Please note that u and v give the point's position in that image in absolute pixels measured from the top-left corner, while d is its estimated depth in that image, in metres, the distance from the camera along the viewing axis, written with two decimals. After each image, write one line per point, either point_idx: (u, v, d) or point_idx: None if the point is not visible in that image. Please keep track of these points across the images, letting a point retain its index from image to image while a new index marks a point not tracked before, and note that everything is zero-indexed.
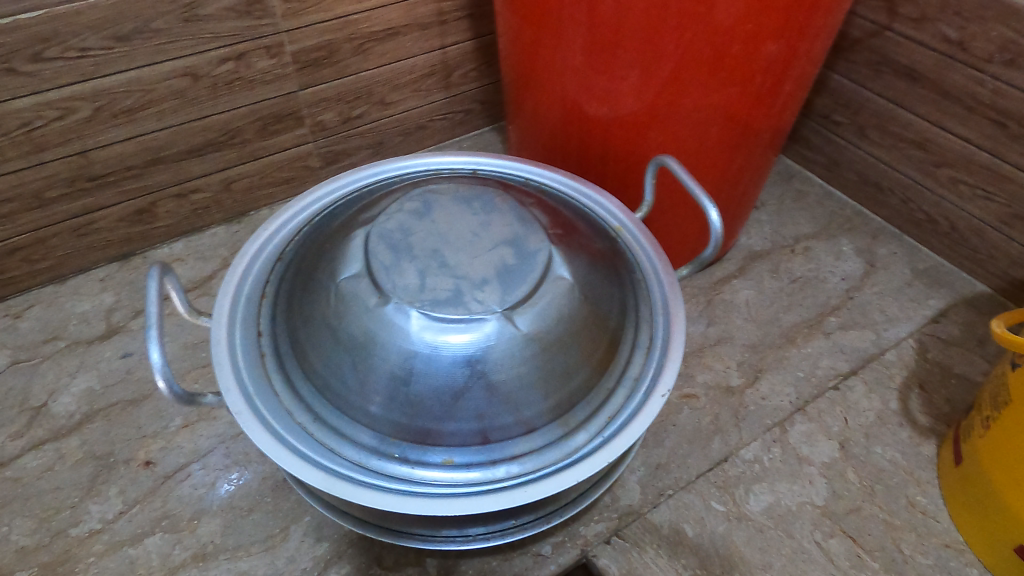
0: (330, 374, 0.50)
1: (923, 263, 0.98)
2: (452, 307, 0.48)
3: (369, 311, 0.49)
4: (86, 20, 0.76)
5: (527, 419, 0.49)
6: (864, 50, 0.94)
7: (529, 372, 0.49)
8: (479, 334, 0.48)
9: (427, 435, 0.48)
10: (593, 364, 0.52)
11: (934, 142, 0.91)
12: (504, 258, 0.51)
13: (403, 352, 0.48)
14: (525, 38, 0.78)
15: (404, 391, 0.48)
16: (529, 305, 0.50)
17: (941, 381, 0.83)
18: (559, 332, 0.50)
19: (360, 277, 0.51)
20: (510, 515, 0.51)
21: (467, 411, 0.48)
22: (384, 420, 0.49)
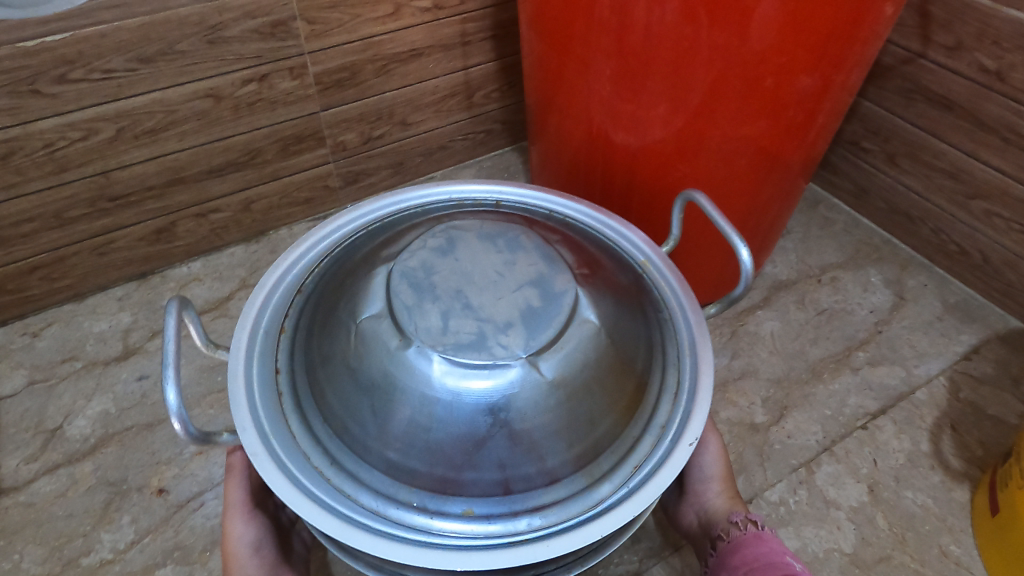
0: (348, 415, 0.49)
1: (954, 296, 0.95)
2: (475, 352, 0.47)
3: (391, 353, 0.48)
4: (111, 43, 0.76)
5: (551, 469, 0.48)
6: (897, 77, 0.92)
7: (553, 421, 0.48)
8: (503, 380, 0.47)
9: (447, 483, 0.47)
10: (618, 410, 0.50)
11: (968, 173, 0.89)
12: (529, 299, 0.50)
13: (424, 398, 0.47)
14: (551, 64, 0.76)
15: (424, 437, 0.47)
16: (554, 350, 0.49)
17: (974, 422, 0.80)
18: (583, 377, 0.49)
19: (382, 317, 0.50)
20: (531, 567, 0.49)
21: (488, 459, 0.47)
22: (403, 467, 0.47)
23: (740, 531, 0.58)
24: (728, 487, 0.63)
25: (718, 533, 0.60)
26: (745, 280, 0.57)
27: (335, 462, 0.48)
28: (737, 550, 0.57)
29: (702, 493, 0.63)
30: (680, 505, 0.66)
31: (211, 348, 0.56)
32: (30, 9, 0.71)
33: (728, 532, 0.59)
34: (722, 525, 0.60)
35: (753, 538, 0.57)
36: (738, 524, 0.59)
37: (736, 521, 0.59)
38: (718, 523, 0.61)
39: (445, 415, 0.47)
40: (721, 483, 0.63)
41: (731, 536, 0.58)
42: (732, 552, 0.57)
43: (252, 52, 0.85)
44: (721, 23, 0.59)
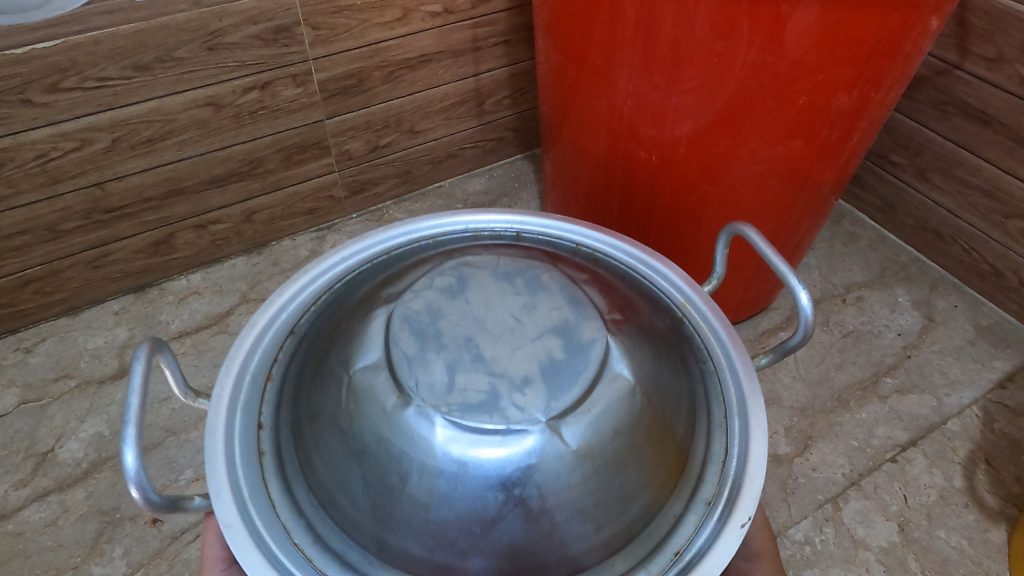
0: (337, 484, 0.44)
1: (986, 319, 0.91)
2: (485, 414, 0.42)
3: (387, 413, 0.44)
4: (105, 50, 0.72)
5: (575, 554, 0.42)
6: (931, 89, 0.87)
7: (580, 494, 0.42)
8: (518, 449, 0.41)
9: (448, 570, 0.41)
10: (657, 484, 0.44)
11: (1005, 191, 0.84)
12: (551, 351, 0.45)
13: (427, 467, 0.42)
14: (569, 79, 0.73)
15: (425, 514, 0.41)
16: (579, 414, 0.43)
17: (1010, 457, 0.76)
18: (616, 443, 0.43)
19: (378, 369, 0.46)
20: None
21: (496, 543, 0.41)
22: (400, 547, 0.42)
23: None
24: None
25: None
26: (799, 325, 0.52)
27: (319, 539, 0.42)
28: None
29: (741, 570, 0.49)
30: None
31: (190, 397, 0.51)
32: (19, 15, 0.67)
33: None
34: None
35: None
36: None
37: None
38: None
39: (452, 489, 0.41)
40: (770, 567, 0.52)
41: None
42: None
43: (253, 59, 0.81)
44: (755, 38, 0.54)
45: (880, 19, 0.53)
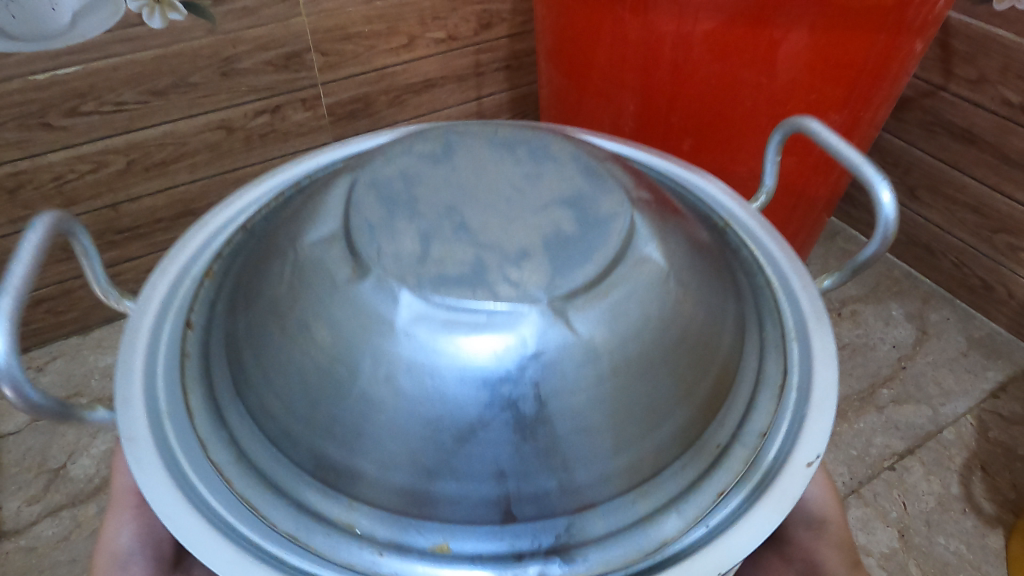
0: (269, 393, 0.34)
1: (978, 331, 0.93)
2: (468, 289, 0.31)
3: (337, 290, 0.33)
4: (123, 75, 0.75)
5: (583, 486, 0.32)
6: (917, 109, 0.91)
7: (594, 404, 0.32)
8: (512, 339, 0.31)
9: (417, 499, 0.32)
10: (690, 406, 0.34)
11: (992, 207, 0.87)
12: (560, 224, 0.33)
13: (384, 367, 0.31)
14: (569, 98, 0.76)
15: (386, 430, 0.31)
16: (592, 298, 0.32)
17: (1005, 464, 0.78)
18: (647, 347, 0.33)
19: (333, 241, 0.34)
20: None
21: (478, 462, 0.31)
22: (349, 473, 0.32)
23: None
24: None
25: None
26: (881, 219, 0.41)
27: (250, 462, 0.34)
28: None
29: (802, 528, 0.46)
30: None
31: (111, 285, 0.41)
32: (40, 43, 0.69)
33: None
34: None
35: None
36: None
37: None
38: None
39: (423, 395, 0.31)
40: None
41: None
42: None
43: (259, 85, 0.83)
44: (748, 59, 0.57)
45: (868, 40, 0.56)
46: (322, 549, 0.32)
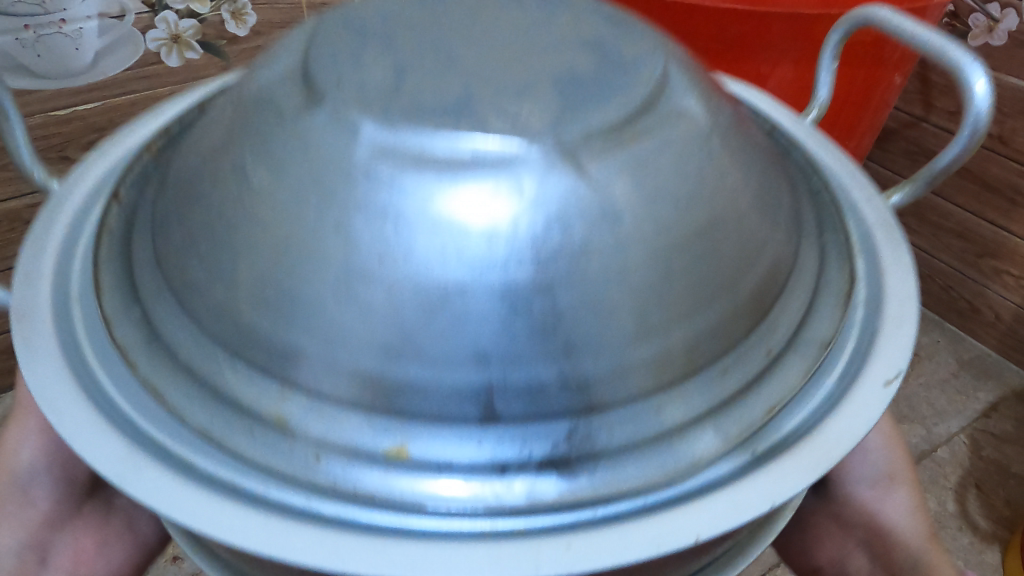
0: (186, 262, 0.26)
1: (968, 352, 0.96)
2: (449, 116, 0.23)
3: (281, 123, 0.25)
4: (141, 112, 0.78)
5: (598, 382, 0.23)
6: (900, 139, 0.94)
7: (613, 271, 0.23)
8: (503, 178, 0.23)
9: (366, 388, 0.23)
10: (738, 295, 0.26)
11: (976, 232, 0.90)
12: (576, 61, 0.25)
13: (333, 213, 0.23)
14: None
15: (329, 295, 0.23)
16: (615, 144, 0.24)
17: (998, 482, 0.80)
18: (683, 211, 0.25)
19: (286, 77, 0.26)
20: None
21: (449, 341, 0.23)
22: (279, 357, 0.23)
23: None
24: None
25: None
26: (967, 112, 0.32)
27: (158, 347, 0.25)
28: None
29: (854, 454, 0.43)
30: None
31: (33, 156, 0.33)
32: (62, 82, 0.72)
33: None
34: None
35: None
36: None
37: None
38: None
39: (380, 248, 0.23)
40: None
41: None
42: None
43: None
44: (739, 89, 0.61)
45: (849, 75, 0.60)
46: (238, 458, 0.23)
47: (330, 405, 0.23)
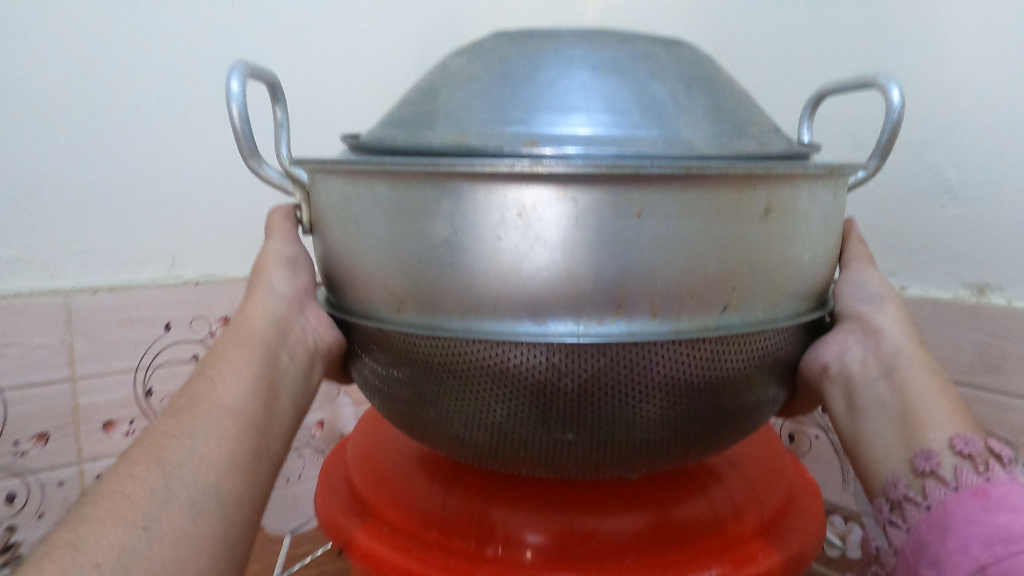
0: (403, 119, 0.43)
1: None
2: (547, 41, 0.42)
3: (464, 63, 0.43)
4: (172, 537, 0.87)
5: (652, 125, 0.38)
6: None
7: (661, 91, 0.39)
8: (584, 57, 0.40)
9: (509, 123, 0.38)
10: (742, 121, 0.41)
11: None
12: (653, 47, 0.42)
13: (487, 67, 0.42)
14: None
15: (488, 92, 0.40)
16: (670, 55, 0.42)
17: None
18: (704, 89, 0.41)
19: (468, 50, 0.44)
20: (615, 287, 0.36)
21: (558, 108, 0.38)
22: (457, 125, 0.39)
23: (1008, 475, 0.37)
24: (961, 409, 0.43)
25: (965, 449, 0.39)
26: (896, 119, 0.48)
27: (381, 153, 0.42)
28: (1011, 504, 0.35)
29: (874, 314, 0.49)
30: (834, 382, 0.49)
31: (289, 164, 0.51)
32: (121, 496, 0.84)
33: (982, 465, 0.38)
34: (984, 449, 0.39)
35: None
36: (966, 460, 0.39)
37: (952, 452, 0.40)
38: (924, 451, 0.41)
39: (519, 74, 0.40)
40: (925, 377, 0.45)
41: (953, 476, 0.39)
42: (983, 495, 0.37)
43: None
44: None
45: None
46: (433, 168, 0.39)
47: (483, 135, 0.38)
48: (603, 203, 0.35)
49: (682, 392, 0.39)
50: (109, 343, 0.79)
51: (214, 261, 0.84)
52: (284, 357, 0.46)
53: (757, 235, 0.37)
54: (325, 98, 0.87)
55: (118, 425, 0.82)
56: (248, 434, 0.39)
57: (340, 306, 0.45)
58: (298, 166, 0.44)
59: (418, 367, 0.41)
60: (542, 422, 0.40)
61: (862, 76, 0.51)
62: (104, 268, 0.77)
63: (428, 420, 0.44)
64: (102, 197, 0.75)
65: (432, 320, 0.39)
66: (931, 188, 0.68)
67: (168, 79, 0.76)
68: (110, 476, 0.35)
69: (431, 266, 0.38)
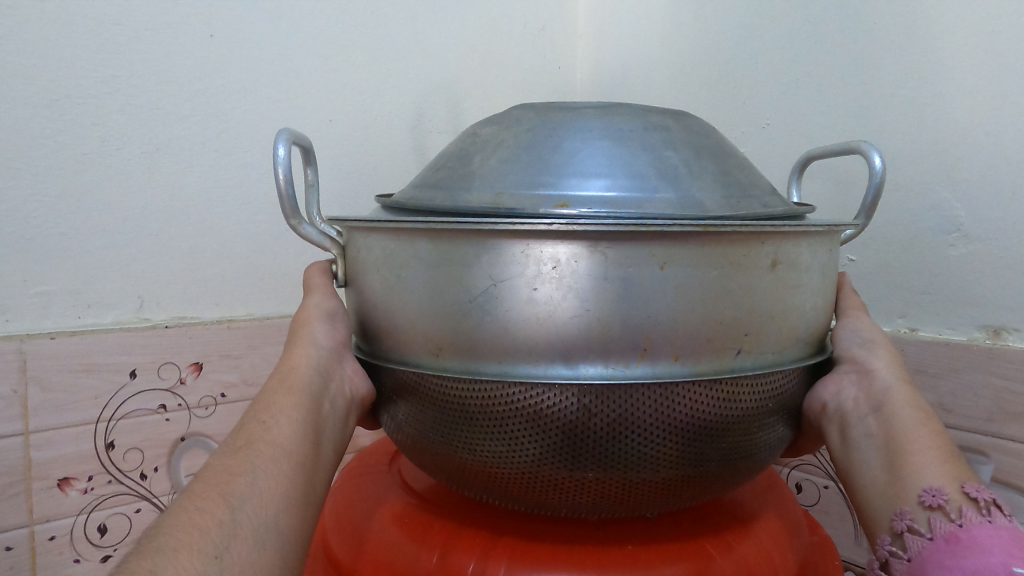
0: (439, 183, 0.47)
1: None
2: (571, 115, 0.46)
3: (495, 133, 0.47)
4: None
5: (669, 189, 0.42)
6: None
7: (675, 159, 0.44)
8: (606, 130, 0.45)
9: (540, 186, 0.42)
10: (747, 186, 0.45)
11: None
12: (666, 120, 0.47)
13: (517, 137, 0.46)
14: None
15: (520, 159, 0.44)
16: (681, 128, 0.47)
17: None
18: (712, 158, 0.45)
19: (498, 123, 0.48)
20: (640, 334, 0.40)
21: (585, 173, 0.43)
22: (491, 189, 0.43)
23: (980, 517, 0.41)
24: (947, 451, 0.46)
25: (933, 502, 0.42)
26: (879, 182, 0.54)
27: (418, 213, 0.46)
28: (981, 549, 0.39)
29: (866, 358, 0.54)
30: (831, 419, 0.53)
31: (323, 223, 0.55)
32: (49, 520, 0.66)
33: (953, 512, 0.42)
34: (950, 497, 0.42)
35: (999, 533, 0.39)
36: (936, 511, 0.42)
37: (922, 506, 0.43)
38: (900, 509, 0.44)
39: (547, 143, 0.45)
40: (914, 419, 0.49)
41: (928, 527, 0.42)
42: (957, 544, 0.40)
43: None
44: None
45: None
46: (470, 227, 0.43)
47: (516, 196, 0.42)
48: (628, 259, 0.39)
49: (701, 431, 0.43)
50: (69, 391, 0.65)
51: (184, 302, 0.71)
52: (326, 405, 0.51)
53: (765, 286, 0.41)
54: (316, 122, 0.77)
55: (75, 481, 0.66)
56: (299, 473, 0.44)
57: (375, 354, 0.48)
58: (339, 225, 0.48)
59: (454, 410, 0.44)
60: (573, 460, 0.43)
61: (846, 142, 0.57)
62: (66, 308, 0.65)
63: (458, 462, 0.46)
64: (76, 239, 0.64)
65: (470, 366, 0.42)
66: (940, 226, 0.65)
67: (129, 63, 0.64)
68: (181, 504, 0.39)
69: (469, 316, 0.41)
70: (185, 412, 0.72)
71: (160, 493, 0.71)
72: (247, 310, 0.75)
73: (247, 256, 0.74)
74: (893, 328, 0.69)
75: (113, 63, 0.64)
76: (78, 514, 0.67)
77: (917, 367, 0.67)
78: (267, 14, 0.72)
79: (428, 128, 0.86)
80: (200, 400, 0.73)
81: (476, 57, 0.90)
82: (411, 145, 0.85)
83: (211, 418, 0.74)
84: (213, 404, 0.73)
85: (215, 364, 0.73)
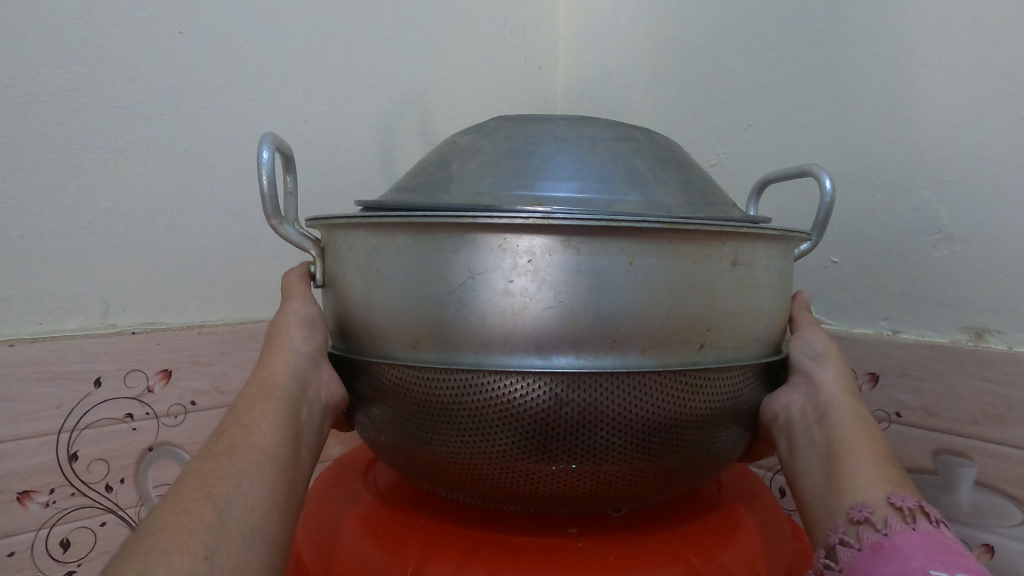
0: (420, 186, 0.49)
1: None
2: (544, 126, 0.49)
3: (473, 142, 0.50)
4: None
5: (636, 193, 0.45)
6: None
7: (642, 168, 0.47)
8: (577, 140, 0.48)
9: (519, 187, 0.45)
10: (708, 195, 0.49)
11: None
12: (632, 132, 0.50)
13: (493, 144, 0.49)
14: None
15: (498, 164, 0.47)
16: (646, 140, 0.50)
17: None
18: (675, 168, 0.49)
19: (474, 134, 0.51)
20: (610, 327, 0.42)
21: (559, 178, 0.45)
22: (469, 191, 0.46)
23: (904, 525, 0.42)
24: (886, 468, 0.47)
25: (860, 516, 0.44)
26: (829, 202, 0.57)
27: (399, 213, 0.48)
28: (902, 554, 0.40)
29: (815, 370, 0.57)
30: (781, 430, 0.55)
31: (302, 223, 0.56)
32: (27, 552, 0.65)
33: (879, 523, 0.43)
34: (874, 509, 0.44)
35: (919, 539, 0.40)
36: (863, 524, 0.44)
37: (850, 521, 0.45)
38: (835, 525, 0.46)
39: (523, 149, 0.47)
40: (853, 428, 0.51)
41: (857, 539, 0.43)
42: (879, 552, 0.41)
43: None
44: None
45: None
46: None
47: (493, 197, 0.44)
48: (598, 257, 0.41)
49: (668, 423, 0.45)
50: (29, 401, 0.63)
51: (150, 308, 0.71)
52: (303, 413, 0.51)
53: (724, 285, 0.44)
54: (290, 128, 0.79)
55: (36, 494, 0.65)
56: (282, 477, 0.44)
57: (354, 351, 0.49)
58: (321, 224, 0.49)
59: (430, 405, 0.45)
60: (546, 453, 0.44)
61: (800, 166, 0.61)
62: (25, 313, 0.64)
63: (433, 458, 0.47)
64: (39, 242, 0.64)
65: (447, 358, 0.44)
66: (923, 228, 0.68)
67: (109, 67, 0.66)
68: (164, 507, 0.39)
69: (447, 309, 0.43)
70: (153, 420, 0.71)
71: (126, 505, 0.71)
72: (220, 315, 0.76)
73: (226, 253, 0.76)
74: (876, 329, 0.72)
75: (82, 66, 0.64)
76: (39, 527, 0.66)
77: (900, 368, 0.69)
78: (247, 21, 0.75)
79: (400, 129, 0.89)
80: (169, 409, 0.72)
81: (447, 68, 0.95)
82: (383, 146, 0.88)
83: (180, 427, 0.73)
84: (182, 412, 0.73)
85: (184, 370, 0.73)
